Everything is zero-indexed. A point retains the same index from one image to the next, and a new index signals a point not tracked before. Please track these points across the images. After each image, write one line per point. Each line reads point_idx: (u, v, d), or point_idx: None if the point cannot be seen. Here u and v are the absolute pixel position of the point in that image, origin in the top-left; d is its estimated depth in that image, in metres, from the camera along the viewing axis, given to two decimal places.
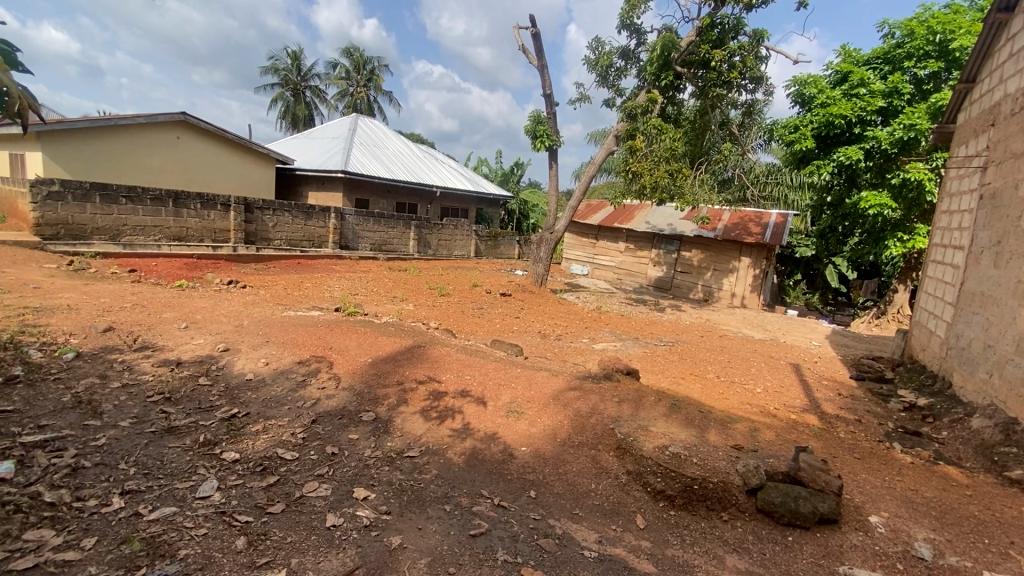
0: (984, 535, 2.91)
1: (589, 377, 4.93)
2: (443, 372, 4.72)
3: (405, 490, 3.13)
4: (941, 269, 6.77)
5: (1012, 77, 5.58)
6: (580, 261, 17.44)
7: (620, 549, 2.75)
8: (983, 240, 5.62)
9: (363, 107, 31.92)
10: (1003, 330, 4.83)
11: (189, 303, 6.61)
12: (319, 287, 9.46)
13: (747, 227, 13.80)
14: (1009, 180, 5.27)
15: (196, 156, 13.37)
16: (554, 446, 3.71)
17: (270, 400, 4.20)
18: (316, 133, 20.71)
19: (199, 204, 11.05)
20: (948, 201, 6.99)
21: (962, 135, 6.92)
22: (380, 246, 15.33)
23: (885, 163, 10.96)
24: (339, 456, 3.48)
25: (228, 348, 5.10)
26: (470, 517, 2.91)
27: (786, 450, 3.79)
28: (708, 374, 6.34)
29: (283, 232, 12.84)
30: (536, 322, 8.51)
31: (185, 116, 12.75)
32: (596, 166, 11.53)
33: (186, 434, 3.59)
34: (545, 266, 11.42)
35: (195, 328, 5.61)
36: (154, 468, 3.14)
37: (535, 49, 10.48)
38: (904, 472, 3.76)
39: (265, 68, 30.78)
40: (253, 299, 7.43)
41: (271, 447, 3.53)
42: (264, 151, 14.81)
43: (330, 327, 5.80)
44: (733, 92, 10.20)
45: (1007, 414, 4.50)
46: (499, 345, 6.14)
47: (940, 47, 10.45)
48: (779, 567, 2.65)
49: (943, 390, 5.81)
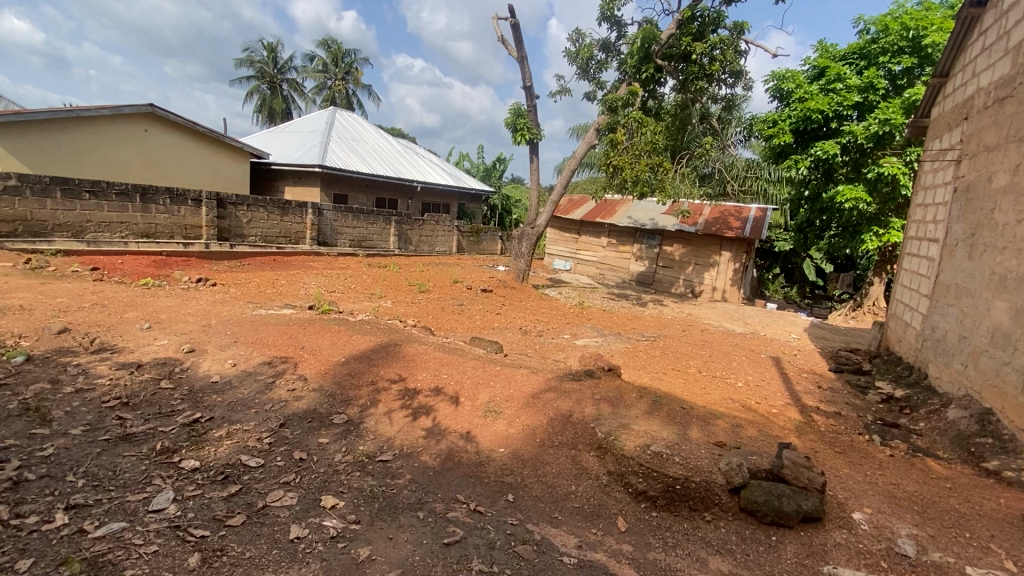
0: (966, 529, 2.86)
1: (570, 374, 4.83)
2: (419, 372, 4.56)
3: (376, 497, 2.97)
4: (916, 262, 6.84)
5: (984, 71, 5.59)
6: (562, 257, 17.37)
7: (601, 554, 2.65)
8: (957, 233, 5.66)
9: (341, 101, 31.35)
10: (978, 321, 4.86)
11: (154, 302, 6.31)
12: (294, 284, 9.20)
13: (728, 221, 13.87)
14: (983, 173, 5.29)
15: (165, 150, 12.90)
16: (534, 447, 3.59)
17: (236, 403, 4.00)
18: (293, 126, 20.21)
19: (168, 199, 10.65)
20: (923, 194, 7.05)
21: (936, 129, 6.98)
22: (359, 242, 15.03)
23: (860, 158, 11.04)
24: (307, 461, 3.31)
25: (193, 349, 4.85)
26: (444, 524, 2.78)
27: (768, 447, 3.72)
28: (689, 369, 6.31)
29: (258, 228, 12.49)
30: (517, 318, 8.41)
31: (154, 109, 12.26)
32: (577, 160, 11.39)
33: (143, 442, 3.38)
34: (527, 261, 11.30)
35: (159, 328, 5.35)
36: (105, 479, 2.94)
37: (515, 40, 10.30)
38: (885, 466, 3.74)
39: (240, 60, 29.98)
40: (223, 298, 7.13)
41: (235, 454, 3.34)
42: (238, 143, 14.33)
43: (302, 325, 5.58)
44: (713, 86, 10.19)
45: (982, 405, 4.53)
46: (479, 342, 5.99)
47: (913, 44, 10.55)
48: (763, 569, 2.58)
49: (920, 381, 5.86)
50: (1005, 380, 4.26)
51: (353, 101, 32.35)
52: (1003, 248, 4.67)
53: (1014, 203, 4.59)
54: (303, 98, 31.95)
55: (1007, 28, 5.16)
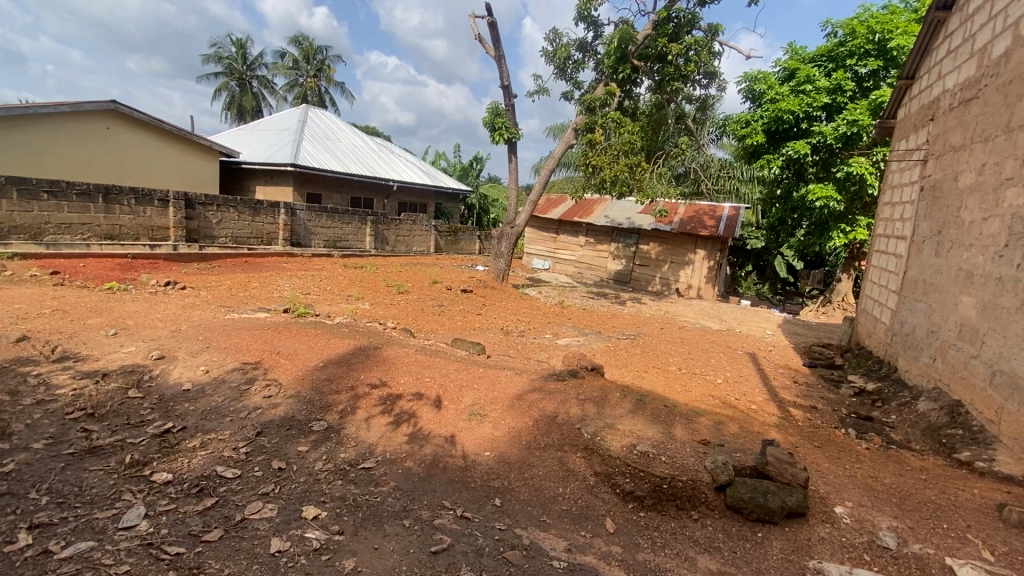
0: (943, 520, 2.93)
1: (553, 375, 4.81)
2: (401, 375, 4.47)
3: (360, 506, 2.89)
4: (885, 258, 7.04)
5: (950, 73, 5.79)
6: (540, 256, 17.40)
7: (591, 557, 2.63)
8: (925, 230, 5.85)
9: (314, 99, 30.76)
10: (946, 316, 5.03)
11: (119, 307, 6.06)
12: (267, 286, 8.97)
13: (702, 220, 14.11)
14: (949, 172, 5.48)
15: (130, 149, 12.42)
16: (519, 449, 3.55)
17: (209, 411, 3.85)
18: (264, 124, 19.72)
19: (134, 199, 10.23)
20: (890, 193, 7.27)
21: (902, 130, 7.21)
22: (335, 243, 14.75)
23: (829, 158, 11.33)
24: (286, 471, 3.20)
25: (163, 356, 4.65)
26: (431, 532, 2.72)
27: (751, 443, 3.76)
28: (669, 366, 6.36)
29: (229, 228, 12.13)
30: (498, 318, 8.37)
31: (116, 106, 11.80)
32: (555, 160, 11.38)
33: (111, 455, 3.21)
34: (506, 261, 11.25)
35: (125, 335, 5.13)
36: (71, 495, 2.78)
37: (492, 38, 10.23)
38: (863, 460, 3.82)
39: (208, 56, 29.13)
40: (193, 302, 6.89)
41: (211, 465, 3.21)
42: (207, 142, 13.88)
43: (277, 329, 5.43)
44: (688, 86, 10.32)
45: (951, 397, 4.68)
46: (460, 343, 5.93)
47: (879, 46, 10.88)
48: (751, 566, 2.60)
49: (890, 374, 6.04)
50: (974, 373, 4.40)
51: (326, 99, 31.77)
52: (969, 245, 4.83)
53: (980, 201, 4.76)
54: (274, 95, 31.21)
55: (973, 32, 5.34)
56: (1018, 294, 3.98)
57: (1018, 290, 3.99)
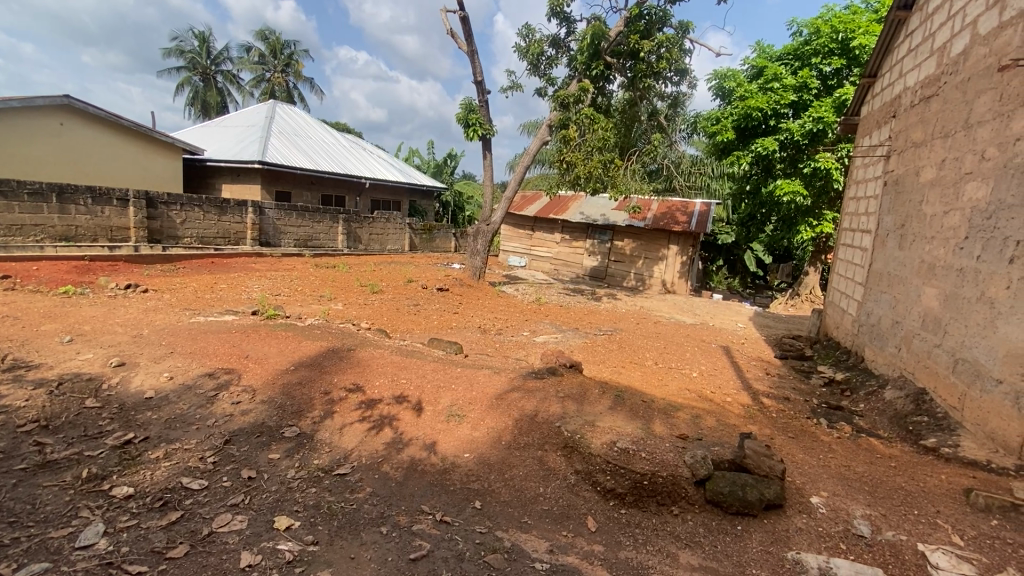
0: (913, 506, 3.00)
1: (532, 373, 4.76)
2: (376, 378, 4.36)
3: (335, 515, 2.80)
4: (850, 252, 7.23)
5: (910, 71, 5.97)
6: (516, 253, 17.37)
7: (573, 557, 2.60)
8: (888, 224, 6.03)
9: (282, 94, 29.96)
10: (910, 307, 5.19)
11: (75, 312, 5.75)
12: (235, 288, 8.68)
13: (675, 216, 14.30)
14: (911, 167, 5.66)
15: (86, 146, 11.85)
16: (499, 450, 3.50)
17: (174, 420, 3.68)
18: (230, 120, 19.10)
19: (90, 199, 9.74)
20: (855, 188, 7.47)
21: (866, 126, 7.41)
22: (305, 242, 14.40)
23: (796, 154, 11.62)
24: (257, 481, 3.07)
25: (123, 363, 4.42)
26: (410, 538, 2.64)
27: (728, 437, 3.79)
28: (646, 361, 6.40)
29: (193, 228, 11.70)
30: (475, 316, 8.30)
31: (70, 101, 11.24)
32: (530, 157, 11.34)
33: (67, 470, 3.03)
34: (482, 259, 11.16)
35: (82, 341, 4.86)
36: (23, 514, 2.61)
37: (464, 34, 10.11)
38: (835, 449, 3.90)
39: (169, 50, 28.08)
40: (155, 305, 6.59)
41: (175, 477, 3.06)
42: (170, 139, 13.36)
43: (247, 332, 5.24)
44: (660, 84, 10.44)
45: (916, 385, 4.84)
46: (437, 343, 5.83)
47: (842, 46, 11.14)
48: (731, 560, 2.62)
49: (858, 364, 6.20)
50: (938, 361, 4.55)
51: (294, 95, 31.01)
52: (931, 237, 4.99)
53: (941, 195, 4.91)
54: (240, 91, 30.31)
55: (932, 31, 5.51)
56: (978, 284, 4.12)
57: (979, 281, 4.13)
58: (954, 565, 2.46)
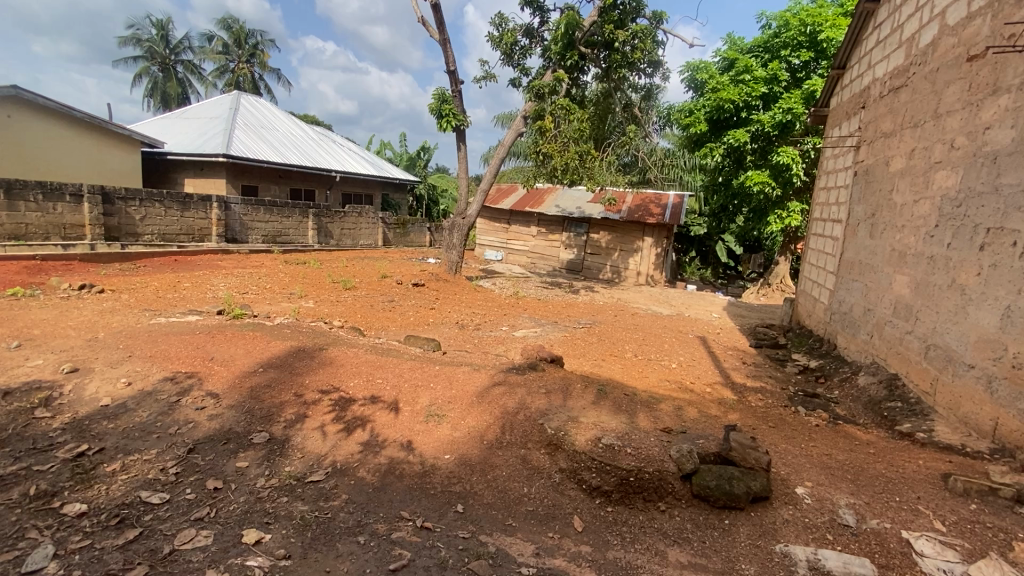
0: (894, 493, 3.01)
1: (513, 369, 4.66)
2: (351, 378, 4.18)
3: (309, 525, 2.65)
4: (822, 241, 7.33)
5: (879, 62, 6.06)
6: (493, 247, 17.22)
7: (560, 559, 2.51)
8: (859, 213, 6.13)
9: (247, 85, 28.93)
10: (881, 294, 5.27)
11: (23, 316, 5.36)
12: (200, 286, 8.29)
13: (649, 207, 14.38)
14: (880, 157, 5.75)
15: (34, 137, 11.16)
16: (481, 450, 3.39)
17: (133, 429, 3.44)
18: (191, 111, 18.31)
19: (41, 195, 9.16)
20: (825, 178, 7.58)
21: (835, 117, 7.52)
22: (274, 238, 13.96)
23: (767, 145, 11.75)
24: (223, 492, 2.89)
25: (76, 368, 4.13)
26: (389, 547, 2.51)
27: (711, 428, 3.77)
28: (626, 354, 6.37)
29: (154, 225, 11.18)
30: (453, 312, 8.15)
31: (18, 91, 10.57)
32: (505, 149, 11.13)
33: (12, 487, 2.80)
34: (459, 253, 10.94)
35: (31, 347, 4.53)
36: None
37: (436, 22, 9.85)
38: (815, 437, 3.91)
39: (124, 38, 26.80)
40: (111, 306, 6.23)
41: (133, 491, 2.85)
42: (127, 131, 12.72)
43: (211, 333, 4.98)
44: (634, 75, 10.42)
45: (888, 370, 4.94)
46: (414, 340, 5.65)
47: (810, 38, 11.29)
48: (720, 555, 2.58)
49: (831, 352, 6.32)
50: (909, 347, 4.64)
51: (260, 86, 29.99)
52: (902, 226, 5.06)
53: (911, 184, 4.98)
54: (202, 82, 29.16)
55: (901, 23, 5.58)
56: (949, 272, 4.19)
57: (949, 268, 4.20)
58: (939, 552, 2.48)
